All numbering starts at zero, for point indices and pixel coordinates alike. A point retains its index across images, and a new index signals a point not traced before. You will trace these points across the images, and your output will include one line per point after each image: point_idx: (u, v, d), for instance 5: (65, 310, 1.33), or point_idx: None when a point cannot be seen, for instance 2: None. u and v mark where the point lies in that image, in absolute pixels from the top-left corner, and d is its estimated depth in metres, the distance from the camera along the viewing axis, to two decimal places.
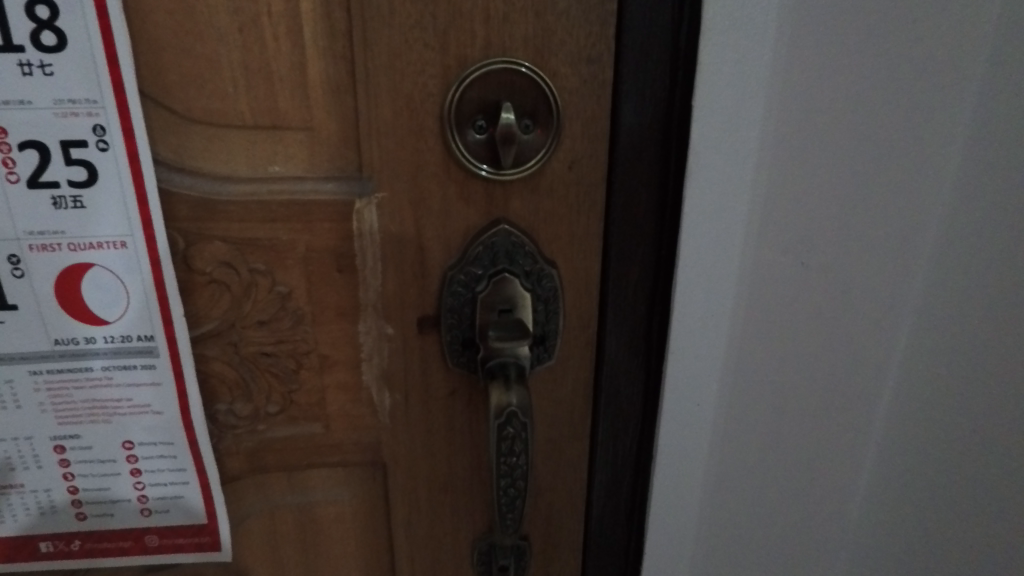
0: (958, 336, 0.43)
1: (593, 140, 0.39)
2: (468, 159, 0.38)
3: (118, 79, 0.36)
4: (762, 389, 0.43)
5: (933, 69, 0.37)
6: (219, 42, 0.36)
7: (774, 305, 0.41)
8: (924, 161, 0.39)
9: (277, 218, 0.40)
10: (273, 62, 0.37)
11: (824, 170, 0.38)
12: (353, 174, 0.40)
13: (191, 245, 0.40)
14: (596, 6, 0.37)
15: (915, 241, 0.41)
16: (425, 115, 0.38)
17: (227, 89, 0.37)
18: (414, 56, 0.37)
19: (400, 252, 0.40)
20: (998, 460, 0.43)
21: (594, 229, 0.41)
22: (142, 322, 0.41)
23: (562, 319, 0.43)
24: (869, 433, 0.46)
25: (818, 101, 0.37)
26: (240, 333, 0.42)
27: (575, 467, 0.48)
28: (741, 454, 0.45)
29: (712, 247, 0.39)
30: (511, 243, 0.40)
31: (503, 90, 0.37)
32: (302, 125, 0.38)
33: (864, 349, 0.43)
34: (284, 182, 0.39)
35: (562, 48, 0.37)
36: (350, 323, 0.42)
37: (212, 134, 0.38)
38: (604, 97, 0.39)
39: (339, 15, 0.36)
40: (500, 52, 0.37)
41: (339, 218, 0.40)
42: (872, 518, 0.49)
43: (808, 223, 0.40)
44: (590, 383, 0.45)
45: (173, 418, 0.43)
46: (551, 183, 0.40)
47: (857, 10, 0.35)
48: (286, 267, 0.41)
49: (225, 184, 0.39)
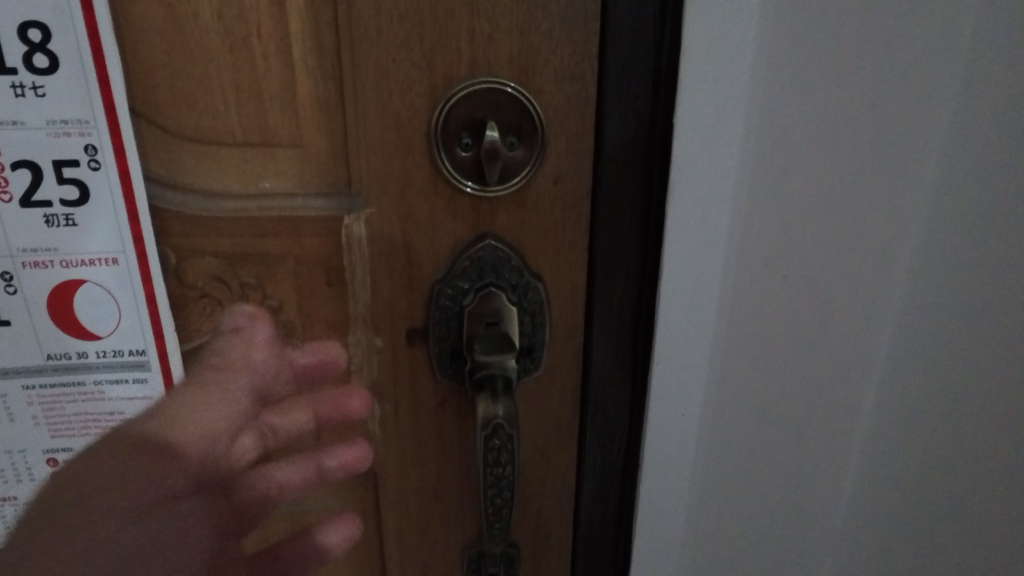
0: (936, 347, 0.43)
1: (577, 157, 0.40)
2: (454, 176, 0.39)
3: (110, 100, 0.36)
4: (744, 398, 0.44)
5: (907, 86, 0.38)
6: (209, 62, 0.37)
7: (756, 316, 0.42)
8: (898, 174, 0.40)
9: (267, 233, 0.40)
10: (263, 82, 0.37)
11: (802, 185, 0.39)
12: (342, 190, 0.40)
13: (182, 259, 0.41)
14: (578, 27, 0.38)
15: (890, 251, 0.42)
16: (413, 132, 0.39)
17: (218, 108, 0.38)
18: (401, 75, 0.38)
19: (389, 266, 0.41)
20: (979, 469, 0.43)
21: (579, 242, 0.42)
22: (134, 336, 0.41)
23: (548, 331, 0.44)
24: (849, 438, 0.47)
25: (795, 118, 0.38)
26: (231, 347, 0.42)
27: (563, 475, 0.49)
28: (725, 462, 0.46)
29: (692, 260, 0.40)
30: (497, 258, 0.41)
31: (489, 109, 0.38)
32: (291, 143, 0.39)
33: (845, 360, 0.44)
34: (273, 198, 0.40)
35: (546, 67, 0.38)
36: (340, 336, 0.43)
37: (203, 151, 0.38)
38: (588, 114, 0.40)
39: (327, 36, 0.37)
40: (486, 72, 0.38)
41: (329, 233, 0.41)
42: (853, 524, 0.49)
43: (789, 237, 0.40)
44: (577, 392, 0.46)
45: None
46: (537, 199, 0.41)
47: (832, 30, 0.36)
48: (276, 281, 0.41)
49: (216, 201, 0.39)
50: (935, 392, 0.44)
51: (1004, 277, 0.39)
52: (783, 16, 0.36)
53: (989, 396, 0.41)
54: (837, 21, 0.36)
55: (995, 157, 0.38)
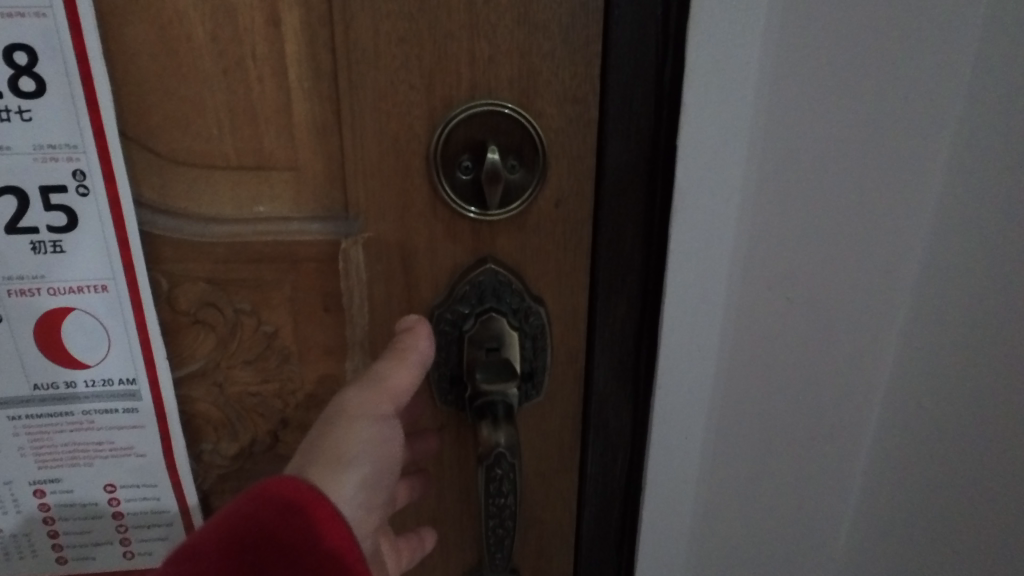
0: (939, 367, 0.43)
1: (579, 179, 0.40)
2: (455, 200, 0.38)
3: (99, 124, 0.35)
4: (747, 421, 0.43)
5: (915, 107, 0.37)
6: (202, 84, 0.36)
7: (761, 338, 0.41)
8: (903, 195, 0.39)
9: (261, 258, 0.39)
10: (258, 104, 0.37)
11: (809, 207, 0.38)
12: (339, 214, 0.39)
13: (174, 285, 0.40)
14: (580, 48, 0.37)
15: (895, 272, 0.41)
16: (411, 155, 0.38)
17: (211, 131, 0.37)
18: (399, 97, 0.37)
19: (387, 291, 0.40)
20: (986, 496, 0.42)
21: (581, 265, 0.41)
22: (125, 365, 0.40)
23: (550, 355, 0.43)
24: (854, 460, 0.46)
25: (801, 140, 0.37)
26: (224, 374, 0.42)
27: (564, 499, 0.48)
28: (728, 485, 0.45)
29: (695, 284, 0.39)
30: (497, 282, 0.40)
31: (490, 132, 0.37)
32: (286, 166, 0.38)
33: (848, 382, 0.43)
34: (268, 223, 0.39)
35: (547, 89, 0.38)
36: (337, 362, 0.42)
37: (196, 175, 0.38)
38: (589, 136, 0.39)
39: (324, 57, 0.36)
40: (486, 93, 0.37)
41: (325, 258, 0.40)
42: (856, 543, 0.49)
43: (794, 259, 0.39)
44: (578, 416, 0.45)
45: (157, 460, 0.43)
46: (538, 221, 0.40)
47: (838, 50, 0.35)
48: (271, 306, 0.41)
49: (209, 226, 0.38)
50: (940, 414, 0.43)
51: (1012, 299, 0.38)
52: (789, 36, 0.35)
53: (999, 421, 0.40)
54: (844, 40, 0.35)
55: (1003, 176, 0.37)
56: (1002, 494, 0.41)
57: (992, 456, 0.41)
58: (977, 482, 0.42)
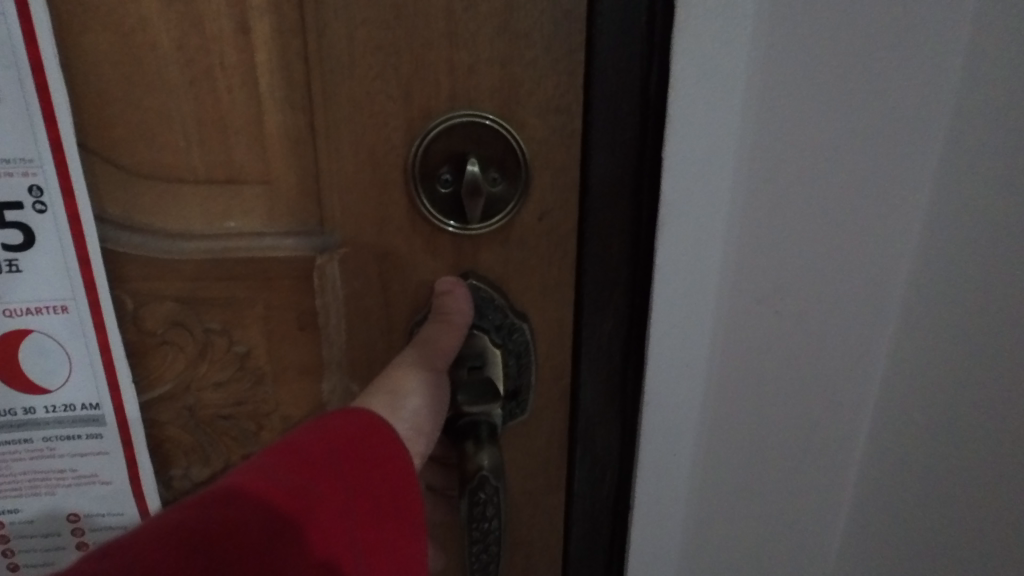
0: (931, 384, 0.41)
1: (563, 191, 0.38)
2: (435, 214, 0.37)
3: (57, 137, 0.33)
4: (735, 438, 0.42)
5: (902, 117, 0.36)
6: (168, 95, 0.34)
7: (750, 353, 0.40)
8: (892, 208, 0.38)
9: (232, 275, 0.38)
10: (227, 116, 0.35)
11: (798, 219, 0.37)
12: (315, 229, 0.38)
13: (139, 305, 0.38)
14: (563, 57, 0.36)
15: (884, 284, 0.40)
16: (389, 168, 0.37)
17: (178, 143, 0.35)
18: (376, 108, 0.35)
19: (365, 308, 0.39)
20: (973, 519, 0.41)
21: (566, 279, 0.40)
22: (87, 389, 0.38)
23: (534, 373, 0.42)
24: (843, 475, 0.45)
25: (789, 151, 0.36)
26: (195, 397, 0.40)
27: (551, 518, 0.46)
28: (716, 504, 0.44)
29: (684, 299, 0.38)
30: (479, 298, 0.39)
31: (471, 142, 0.36)
32: (258, 179, 0.36)
33: (837, 396, 0.42)
34: (239, 239, 0.37)
35: (530, 99, 0.36)
36: (313, 382, 0.41)
37: (162, 189, 0.36)
38: (573, 148, 0.38)
39: (296, 65, 0.35)
40: (466, 104, 0.36)
41: (301, 275, 0.38)
42: (846, 560, 0.48)
43: (782, 272, 0.38)
44: (565, 433, 0.44)
45: (123, 488, 0.41)
46: (521, 235, 0.39)
47: (825, 59, 0.34)
48: (244, 326, 0.39)
49: (177, 242, 0.37)
50: (933, 432, 0.42)
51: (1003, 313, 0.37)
52: (777, 45, 0.34)
53: (993, 440, 0.39)
54: (832, 50, 0.34)
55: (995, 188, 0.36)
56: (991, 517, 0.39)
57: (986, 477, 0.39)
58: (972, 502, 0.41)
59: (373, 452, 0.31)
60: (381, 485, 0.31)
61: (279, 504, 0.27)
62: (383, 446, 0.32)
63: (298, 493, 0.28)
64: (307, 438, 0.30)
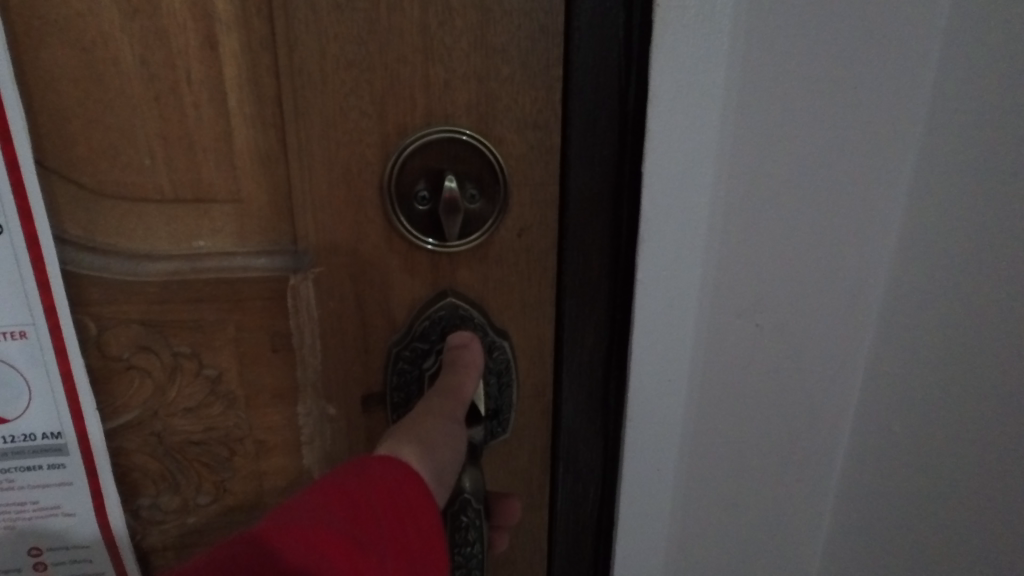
0: (911, 395, 0.41)
1: (542, 207, 0.38)
2: (411, 231, 0.36)
3: (12, 155, 0.32)
4: (720, 452, 0.42)
5: (875, 132, 0.36)
6: (132, 112, 0.33)
7: (730, 366, 0.40)
8: (868, 220, 0.38)
9: (202, 297, 0.37)
10: (194, 133, 0.34)
11: (776, 232, 0.37)
12: (287, 248, 0.37)
13: (104, 329, 0.36)
14: (540, 72, 0.35)
15: (862, 295, 0.40)
16: (364, 184, 0.36)
17: (143, 161, 0.34)
18: (350, 125, 0.35)
19: (341, 329, 0.38)
20: (954, 529, 0.41)
21: (546, 296, 0.40)
22: (49, 417, 0.36)
23: (515, 391, 0.41)
24: (827, 484, 0.45)
25: (767, 166, 0.36)
26: (163, 423, 0.39)
27: (534, 538, 0.46)
28: (700, 518, 0.44)
29: (665, 315, 0.37)
30: (458, 317, 0.38)
31: (447, 159, 0.36)
32: (227, 197, 0.35)
33: (817, 407, 0.42)
34: (209, 259, 0.36)
35: (507, 115, 0.36)
36: (288, 405, 0.40)
37: (127, 209, 0.35)
38: (552, 162, 0.37)
39: (267, 80, 0.34)
40: (442, 119, 0.35)
41: (274, 295, 0.37)
42: (830, 568, 0.48)
43: (760, 286, 0.38)
44: (547, 451, 0.43)
45: (88, 520, 0.39)
46: (500, 251, 0.38)
47: (800, 75, 0.34)
48: (214, 349, 0.38)
49: (143, 263, 0.35)
50: (914, 442, 0.42)
51: (980, 325, 0.37)
52: (753, 60, 0.33)
53: (974, 451, 0.39)
54: (807, 64, 0.34)
55: (970, 200, 0.36)
56: (972, 525, 0.39)
57: (967, 489, 0.39)
58: (955, 514, 0.40)
59: (417, 503, 0.28)
60: (419, 536, 0.28)
61: (325, 552, 0.25)
62: (427, 497, 0.29)
63: (341, 543, 0.25)
64: (349, 480, 0.28)
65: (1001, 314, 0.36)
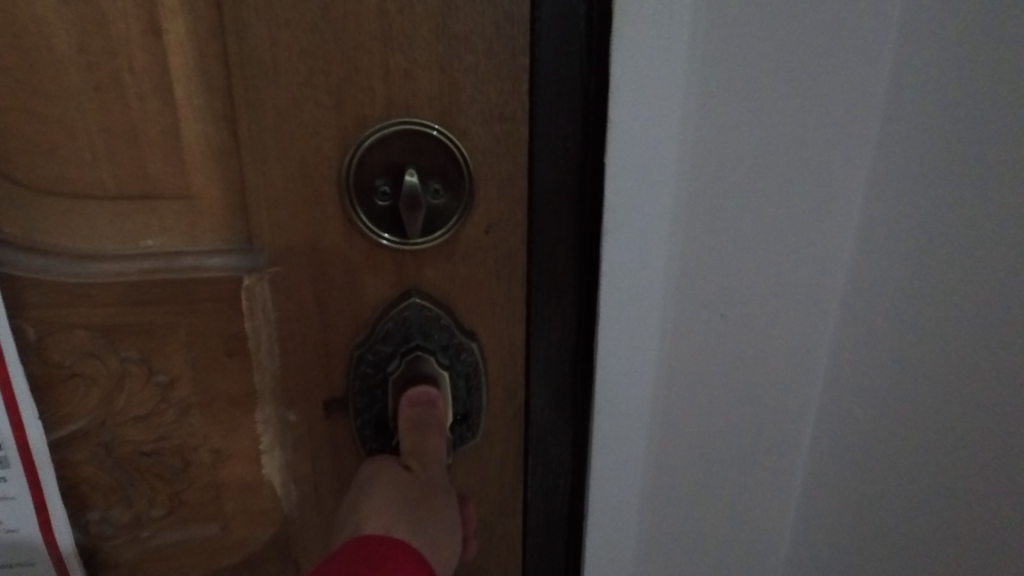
0: (885, 395, 0.40)
1: (510, 203, 0.36)
2: (370, 228, 0.34)
3: None
4: (685, 454, 0.41)
5: (835, 125, 0.35)
6: (70, 104, 0.31)
7: (698, 360, 0.39)
8: (825, 212, 0.37)
9: (151, 299, 0.35)
10: (137, 126, 0.32)
11: (741, 224, 0.36)
12: (242, 247, 0.35)
13: (44, 335, 0.34)
14: (505, 61, 0.33)
15: (823, 288, 0.39)
16: (321, 180, 0.34)
17: (83, 156, 0.32)
18: (305, 116, 0.33)
19: (299, 331, 0.36)
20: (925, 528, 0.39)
21: (516, 295, 0.38)
22: None
23: (485, 394, 0.39)
24: (789, 479, 0.45)
25: (732, 156, 0.34)
26: (112, 433, 0.37)
27: (508, 544, 0.44)
28: (668, 513, 0.43)
29: (633, 309, 0.36)
30: (424, 318, 0.37)
31: (408, 153, 0.34)
32: (175, 194, 0.33)
33: (785, 398, 0.42)
34: (158, 259, 0.34)
35: (472, 106, 0.34)
36: (246, 412, 0.38)
37: (66, 206, 0.33)
38: (520, 156, 0.35)
39: (216, 70, 0.32)
40: (403, 111, 0.33)
41: (227, 297, 0.35)
42: (796, 563, 0.48)
43: (726, 279, 0.37)
44: (520, 456, 0.42)
45: (33, 536, 0.37)
46: (467, 249, 0.37)
47: (763, 63, 0.33)
48: (165, 354, 0.36)
49: (85, 264, 0.34)
50: (876, 439, 0.41)
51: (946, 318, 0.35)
52: (712, 55, 0.32)
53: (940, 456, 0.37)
54: (772, 53, 0.33)
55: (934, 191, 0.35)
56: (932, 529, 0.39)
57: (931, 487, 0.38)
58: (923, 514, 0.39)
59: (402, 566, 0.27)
60: None
61: None
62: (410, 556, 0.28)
63: None
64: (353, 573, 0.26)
65: (978, 322, 0.34)
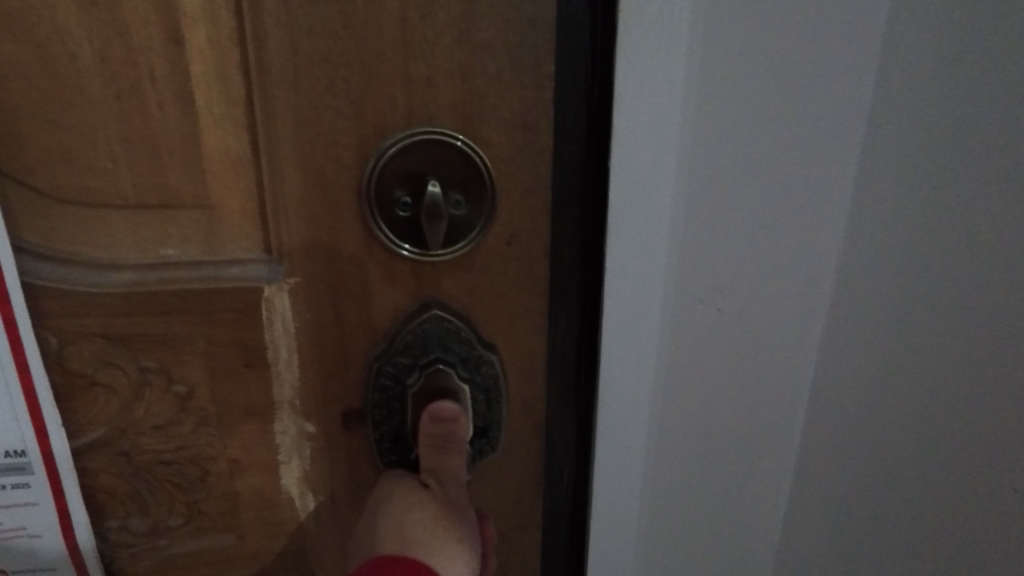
0: (877, 383, 0.41)
1: (532, 213, 0.35)
2: (390, 238, 0.34)
3: None
4: (683, 440, 0.43)
5: (826, 120, 0.35)
6: (91, 113, 0.31)
7: (696, 347, 0.40)
8: (817, 210, 0.38)
9: (170, 309, 0.34)
10: (158, 135, 0.32)
11: (736, 215, 0.37)
12: (262, 257, 0.34)
13: (66, 344, 0.34)
14: (529, 69, 0.32)
15: (816, 283, 0.40)
16: (341, 189, 0.33)
17: (104, 165, 0.32)
18: (325, 125, 0.32)
19: (318, 342, 0.36)
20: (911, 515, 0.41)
21: (537, 308, 0.37)
22: (9, 436, 0.34)
23: (505, 407, 0.38)
24: (781, 476, 0.46)
25: (727, 148, 0.35)
26: (131, 442, 0.37)
27: (528, 561, 0.43)
28: (667, 492, 0.44)
29: (634, 302, 0.37)
30: (444, 330, 0.36)
31: (430, 162, 0.33)
32: (195, 203, 0.33)
33: (766, 393, 0.42)
34: (178, 269, 0.34)
35: (495, 114, 0.33)
36: (263, 423, 0.37)
37: (88, 216, 0.33)
38: (543, 165, 0.34)
39: (237, 79, 0.31)
40: (425, 120, 0.32)
41: (246, 307, 0.35)
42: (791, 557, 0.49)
43: (722, 269, 0.38)
44: (539, 469, 0.41)
45: (55, 542, 0.37)
46: (488, 260, 0.36)
47: (759, 57, 0.33)
48: (183, 364, 0.36)
49: (105, 273, 0.33)
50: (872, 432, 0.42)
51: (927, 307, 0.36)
52: (711, 49, 0.33)
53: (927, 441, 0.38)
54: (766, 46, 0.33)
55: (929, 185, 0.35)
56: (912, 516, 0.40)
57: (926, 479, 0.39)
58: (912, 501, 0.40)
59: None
60: None
61: None
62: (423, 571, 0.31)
63: None
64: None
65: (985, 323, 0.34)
